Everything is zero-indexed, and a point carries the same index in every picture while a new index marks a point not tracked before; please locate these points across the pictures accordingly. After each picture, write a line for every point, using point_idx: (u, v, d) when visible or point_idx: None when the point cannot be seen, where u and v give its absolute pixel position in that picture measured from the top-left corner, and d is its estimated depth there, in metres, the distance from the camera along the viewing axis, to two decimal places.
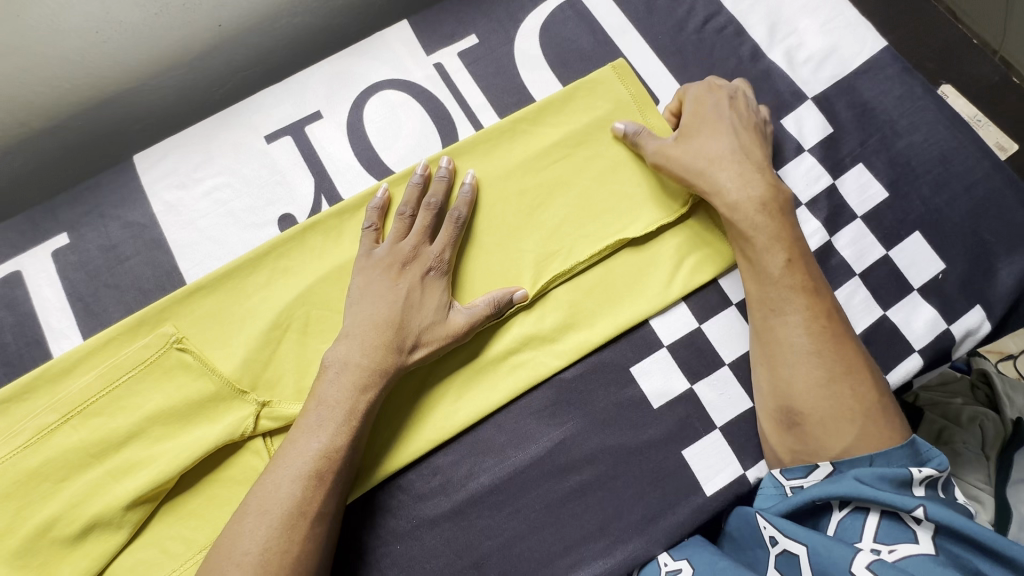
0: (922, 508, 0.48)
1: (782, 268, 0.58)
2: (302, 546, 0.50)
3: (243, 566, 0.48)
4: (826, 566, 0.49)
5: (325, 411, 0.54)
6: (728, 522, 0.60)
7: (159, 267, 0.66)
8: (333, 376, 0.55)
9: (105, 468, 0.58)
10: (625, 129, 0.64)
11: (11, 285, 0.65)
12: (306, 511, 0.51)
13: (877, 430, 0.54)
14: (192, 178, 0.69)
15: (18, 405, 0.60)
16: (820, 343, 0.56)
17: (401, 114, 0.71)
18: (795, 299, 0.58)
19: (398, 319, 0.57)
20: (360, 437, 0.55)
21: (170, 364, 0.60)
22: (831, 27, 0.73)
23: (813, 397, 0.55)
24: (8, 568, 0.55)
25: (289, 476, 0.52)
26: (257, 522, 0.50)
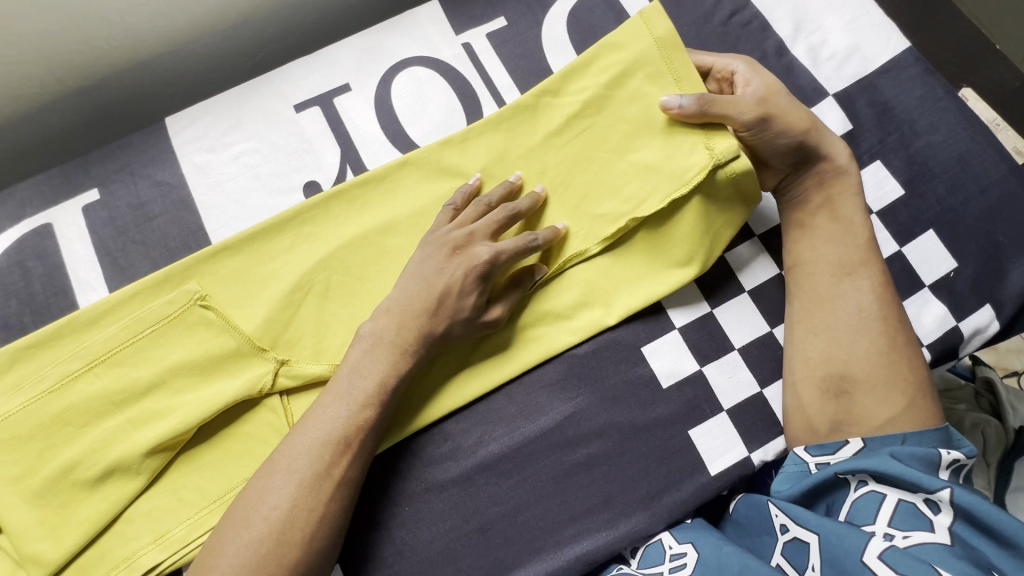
0: (948, 489, 0.49)
1: (865, 238, 0.62)
2: (321, 512, 0.51)
3: (270, 520, 0.50)
4: (835, 555, 0.50)
5: (356, 378, 0.55)
6: (735, 508, 0.62)
7: (186, 226, 0.68)
8: (367, 348, 0.56)
9: (126, 417, 0.59)
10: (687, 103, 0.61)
11: (42, 236, 0.67)
12: (334, 476, 0.52)
13: (925, 401, 0.57)
14: (222, 142, 0.70)
15: (44, 351, 0.62)
16: (889, 312, 0.59)
17: (428, 90, 0.73)
18: (867, 268, 0.61)
19: (438, 294, 0.57)
20: (384, 412, 0.55)
21: (192, 320, 0.62)
22: (855, 26, 0.74)
23: (871, 363, 0.58)
24: (30, 506, 0.57)
25: (317, 440, 0.53)
26: (285, 482, 0.51)
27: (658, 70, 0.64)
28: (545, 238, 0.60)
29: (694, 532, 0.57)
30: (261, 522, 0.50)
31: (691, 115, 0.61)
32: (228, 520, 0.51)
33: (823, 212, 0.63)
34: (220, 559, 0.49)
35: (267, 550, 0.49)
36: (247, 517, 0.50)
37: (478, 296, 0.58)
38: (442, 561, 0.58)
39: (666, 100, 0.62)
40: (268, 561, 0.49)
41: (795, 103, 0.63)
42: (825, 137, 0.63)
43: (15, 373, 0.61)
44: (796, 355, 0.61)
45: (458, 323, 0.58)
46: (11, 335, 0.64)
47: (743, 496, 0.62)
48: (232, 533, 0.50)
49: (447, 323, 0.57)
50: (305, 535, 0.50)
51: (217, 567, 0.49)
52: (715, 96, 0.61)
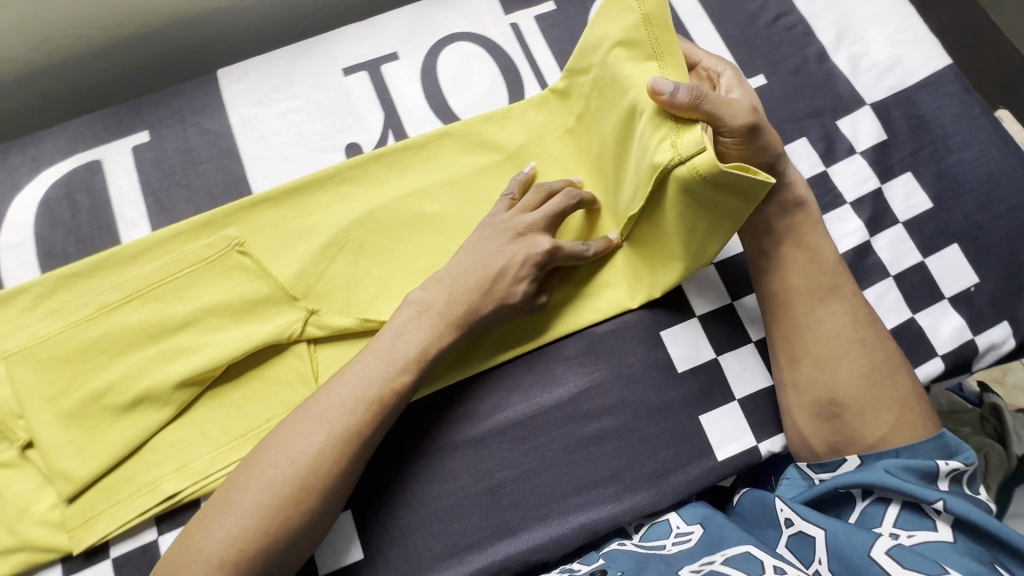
0: (942, 501, 0.50)
1: (834, 261, 0.62)
2: (342, 465, 0.53)
3: (298, 463, 0.52)
4: (843, 547, 0.51)
5: (399, 343, 0.57)
6: (740, 501, 0.63)
7: (229, 174, 0.70)
8: (411, 315, 0.58)
9: (158, 349, 0.61)
10: (678, 91, 0.53)
11: (92, 171, 0.69)
12: (358, 432, 0.54)
13: (913, 412, 0.58)
14: (270, 97, 0.73)
15: (85, 281, 0.64)
16: (871, 333, 0.60)
17: (473, 66, 0.75)
18: (843, 291, 0.61)
19: (482, 278, 0.58)
20: (418, 380, 0.57)
21: (228, 265, 0.64)
22: (898, 39, 0.75)
23: (856, 386, 0.58)
24: (63, 424, 0.59)
25: (352, 395, 0.54)
26: (314, 430, 0.53)
27: (643, 49, 0.58)
28: (596, 248, 0.61)
29: (702, 512, 0.59)
30: (283, 469, 0.51)
31: (677, 104, 0.53)
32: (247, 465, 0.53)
33: (792, 235, 0.62)
34: (241, 498, 0.51)
35: (291, 494, 0.51)
36: (269, 464, 0.52)
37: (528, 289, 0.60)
38: (448, 517, 0.60)
39: (659, 84, 0.53)
40: (286, 503, 0.51)
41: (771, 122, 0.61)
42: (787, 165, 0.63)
43: (58, 299, 0.64)
44: (788, 378, 0.62)
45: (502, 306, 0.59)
46: (54, 263, 0.67)
47: (748, 491, 0.63)
48: (250, 480, 0.51)
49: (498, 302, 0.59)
50: (326, 482, 0.52)
51: (235, 509, 0.50)
52: (712, 92, 0.53)
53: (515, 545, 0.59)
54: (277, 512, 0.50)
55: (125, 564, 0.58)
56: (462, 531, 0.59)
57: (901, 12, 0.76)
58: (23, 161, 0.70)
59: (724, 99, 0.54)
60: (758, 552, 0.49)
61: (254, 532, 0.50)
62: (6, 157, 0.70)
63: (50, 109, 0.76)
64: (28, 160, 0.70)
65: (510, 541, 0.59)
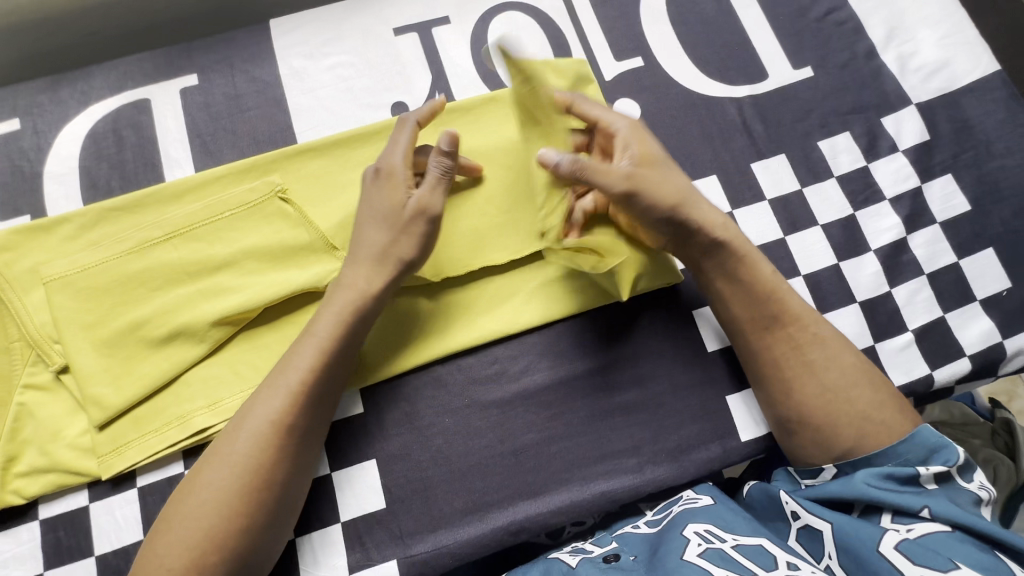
0: (927, 509, 0.50)
1: (772, 283, 0.60)
2: (268, 466, 0.51)
3: (232, 465, 0.50)
4: (853, 543, 0.50)
5: (314, 331, 0.55)
6: (748, 492, 0.62)
7: (276, 123, 0.70)
8: (327, 298, 0.56)
9: (196, 288, 0.61)
10: (558, 161, 0.53)
11: (139, 110, 0.70)
12: (276, 422, 0.52)
13: (875, 420, 0.56)
14: (320, 51, 0.73)
15: (127, 216, 0.64)
16: (826, 353, 0.58)
17: (523, 37, 0.75)
18: (792, 315, 0.59)
19: (376, 238, 0.57)
20: (339, 358, 0.55)
21: (270, 211, 0.64)
22: (948, 42, 0.75)
23: (809, 407, 0.57)
24: (99, 352, 0.60)
25: (271, 389, 0.53)
26: (236, 426, 0.52)
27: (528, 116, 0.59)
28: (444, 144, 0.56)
29: (712, 490, 0.60)
30: (207, 479, 0.50)
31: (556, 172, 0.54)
32: (180, 490, 0.51)
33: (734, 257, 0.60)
34: (182, 512, 0.49)
35: (219, 501, 0.49)
36: (199, 480, 0.51)
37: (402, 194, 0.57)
38: (470, 476, 0.60)
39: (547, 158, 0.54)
40: (224, 510, 0.49)
41: (672, 173, 0.60)
42: (694, 202, 0.59)
43: (98, 231, 0.64)
44: (759, 394, 0.61)
45: (390, 234, 0.57)
46: (98, 196, 0.67)
47: (753, 481, 0.62)
48: (183, 495, 0.50)
49: (390, 240, 0.57)
50: (256, 485, 0.50)
51: (172, 525, 0.49)
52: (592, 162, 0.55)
53: (537, 506, 0.59)
54: (205, 525, 0.48)
55: (151, 493, 0.59)
56: (483, 489, 0.60)
57: (954, 16, 0.76)
58: (72, 94, 0.70)
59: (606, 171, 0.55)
60: (771, 547, 0.50)
61: (191, 547, 0.48)
62: (56, 89, 0.70)
63: (101, 46, 0.76)
64: (78, 94, 0.70)
65: (531, 502, 0.60)
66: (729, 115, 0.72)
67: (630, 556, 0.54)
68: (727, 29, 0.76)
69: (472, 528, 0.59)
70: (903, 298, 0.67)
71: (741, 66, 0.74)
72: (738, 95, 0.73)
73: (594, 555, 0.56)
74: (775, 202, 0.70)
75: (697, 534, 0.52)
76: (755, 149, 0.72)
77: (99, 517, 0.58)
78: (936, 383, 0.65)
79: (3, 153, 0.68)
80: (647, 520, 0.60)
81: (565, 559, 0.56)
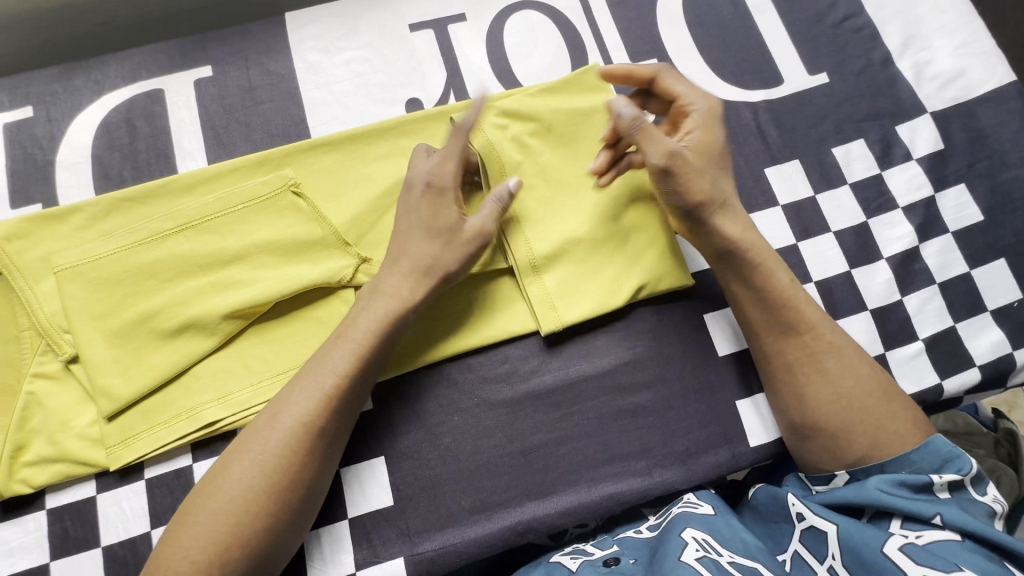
0: (939, 516, 0.50)
1: (788, 289, 0.59)
2: (296, 466, 0.51)
3: (263, 465, 0.50)
4: (859, 544, 0.50)
5: (348, 334, 0.54)
6: (754, 495, 0.62)
7: (289, 117, 0.70)
8: (364, 302, 0.56)
9: (208, 280, 0.61)
10: (624, 113, 0.55)
11: (152, 100, 0.69)
12: (308, 423, 0.51)
13: (889, 430, 0.56)
14: (335, 46, 0.73)
15: (139, 207, 0.64)
16: (842, 360, 0.58)
17: (539, 36, 0.75)
18: (809, 322, 0.59)
19: (416, 249, 0.57)
20: (373, 363, 0.55)
21: (283, 205, 0.63)
22: (964, 51, 0.75)
23: (822, 413, 0.57)
24: (108, 342, 0.59)
25: (304, 390, 0.52)
26: (266, 424, 0.52)
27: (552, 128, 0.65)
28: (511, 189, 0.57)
29: (713, 497, 0.59)
30: (234, 475, 0.50)
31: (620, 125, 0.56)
32: (203, 483, 0.51)
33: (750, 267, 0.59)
34: (205, 504, 0.49)
35: (247, 497, 0.49)
36: (226, 475, 0.50)
37: (452, 214, 0.57)
38: (478, 475, 0.60)
39: (613, 101, 0.56)
40: (249, 507, 0.49)
41: (722, 172, 0.61)
42: (732, 207, 0.61)
43: (110, 221, 0.63)
44: (773, 400, 0.61)
45: (435, 248, 0.56)
46: (110, 186, 0.67)
47: (759, 485, 0.62)
48: (208, 489, 0.50)
49: (435, 255, 0.56)
50: (282, 485, 0.50)
51: (196, 518, 0.49)
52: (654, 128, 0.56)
53: (546, 507, 0.59)
54: (230, 521, 0.48)
55: (159, 486, 0.59)
56: (492, 489, 0.60)
57: (971, 25, 0.75)
58: (86, 83, 0.70)
59: (657, 136, 0.56)
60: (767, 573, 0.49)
61: (215, 541, 0.47)
62: (69, 77, 0.70)
63: (114, 35, 0.76)
64: (91, 83, 0.70)
65: (539, 503, 0.60)
66: (744, 119, 0.72)
67: (630, 560, 0.54)
68: (743, 33, 0.76)
69: (480, 528, 0.59)
70: (915, 306, 0.67)
71: (756, 70, 0.74)
72: (753, 100, 0.73)
73: (593, 558, 0.56)
74: (788, 208, 0.70)
75: (695, 538, 0.52)
76: (769, 154, 0.71)
77: (106, 508, 0.58)
78: (946, 393, 0.65)
79: (15, 141, 0.68)
80: (649, 525, 0.60)
81: (567, 563, 0.56)
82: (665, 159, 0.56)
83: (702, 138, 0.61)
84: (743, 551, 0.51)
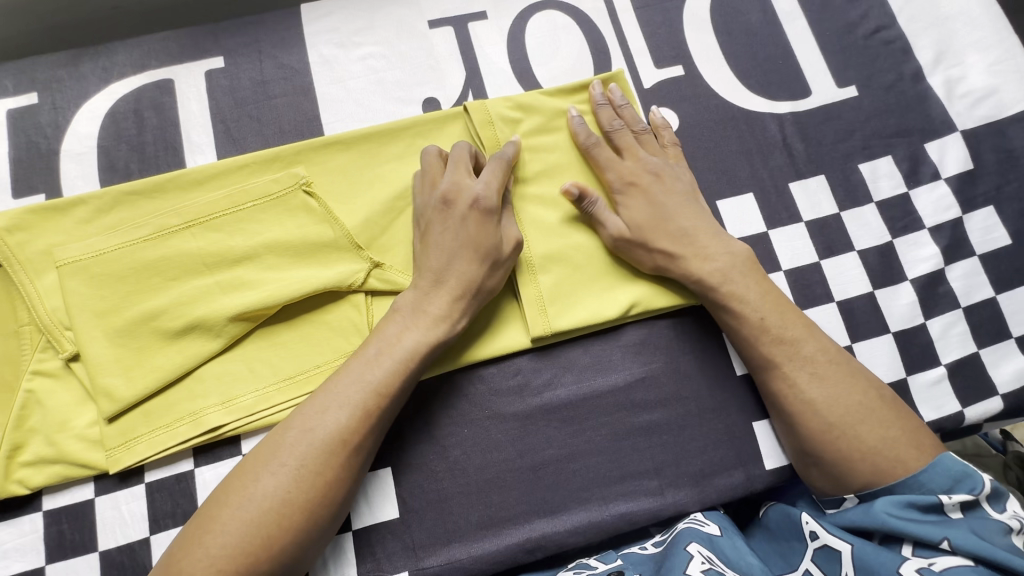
0: (948, 540, 0.47)
1: (770, 310, 0.58)
2: (327, 480, 0.49)
3: (295, 479, 0.48)
4: (873, 563, 0.48)
5: (383, 346, 0.53)
6: (766, 514, 0.60)
7: (302, 113, 0.68)
8: (400, 316, 0.55)
9: (215, 280, 0.59)
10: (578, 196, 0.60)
11: (162, 90, 0.67)
12: (344, 439, 0.50)
13: (887, 456, 0.53)
14: (351, 41, 0.70)
15: (145, 201, 0.62)
16: (827, 390, 0.55)
17: (562, 37, 0.73)
18: (788, 350, 0.57)
19: (456, 265, 0.56)
20: (412, 380, 0.54)
21: (294, 204, 0.61)
22: (998, 68, 0.73)
23: (818, 443, 0.55)
24: (110, 341, 0.57)
25: (339, 404, 0.51)
26: (299, 437, 0.50)
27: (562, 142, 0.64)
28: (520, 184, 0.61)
29: (721, 518, 0.58)
30: (265, 488, 0.48)
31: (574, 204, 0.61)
32: (226, 490, 0.49)
33: (715, 296, 0.59)
34: (228, 515, 0.47)
35: (277, 510, 0.47)
36: (251, 486, 0.48)
37: (496, 230, 0.57)
38: (487, 489, 0.59)
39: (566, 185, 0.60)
40: (274, 520, 0.47)
41: (675, 242, 0.60)
42: (686, 255, 0.59)
43: (114, 215, 0.61)
44: (777, 424, 0.59)
45: (479, 267, 0.56)
46: (116, 178, 0.65)
47: (771, 504, 0.60)
48: (232, 498, 0.48)
49: (480, 274, 0.56)
50: (313, 498, 0.48)
51: (220, 530, 0.46)
52: (603, 211, 0.61)
53: (554, 525, 0.58)
54: (259, 535, 0.46)
55: (159, 490, 0.58)
56: (500, 504, 0.58)
57: (1006, 41, 0.73)
58: (93, 71, 0.68)
59: (600, 211, 0.61)
60: None
61: (239, 555, 0.45)
62: (77, 64, 0.68)
63: (123, 21, 0.74)
64: (99, 70, 0.68)
65: (549, 520, 0.58)
66: (769, 131, 0.70)
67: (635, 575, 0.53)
68: (772, 41, 0.74)
69: (487, 544, 0.57)
70: (938, 331, 0.65)
71: (783, 81, 0.72)
72: (779, 111, 0.71)
73: (597, 571, 0.55)
74: (812, 224, 0.68)
75: (700, 551, 0.51)
76: (794, 168, 0.69)
77: (104, 512, 0.57)
78: (966, 421, 0.63)
79: (19, 128, 0.65)
80: (656, 543, 0.58)
81: None
82: (610, 239, 0.61)
83: (638, 209, 0.61)
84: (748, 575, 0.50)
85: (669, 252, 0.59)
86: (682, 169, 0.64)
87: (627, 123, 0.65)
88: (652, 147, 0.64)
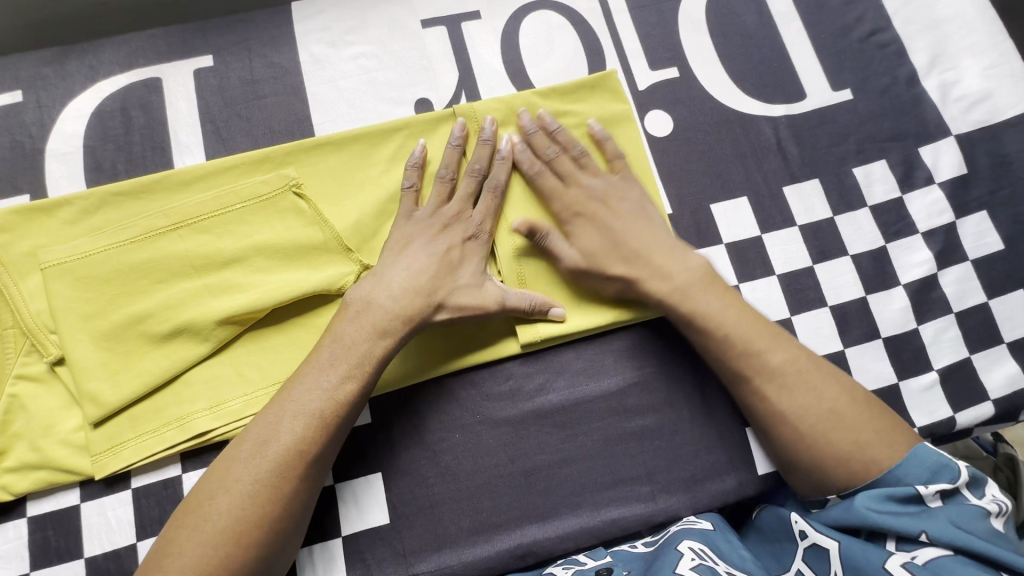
0: (925, 533, 0.47)
1: (729, 327, 0.56)
2: (285, 494, 0.48)
3: (252, 497, 0.47)
4: (859, 561, 0.48)
5: (338, 350, 0.52)
6: (757, 516, 0.60)
7: (293, 113, 0.67)
8: (353, 316, 0.54)
9: (203, 282, 0.58)
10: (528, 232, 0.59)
11: (149, 89, 0.66)
12: (300, 450, 0.49)
13: (862, 460, 0.52)
14: (343, 40, 0.69)
15: (131, 202, 0.61)
16: (795, 400, 0.54)
17: (556, 38, 0.72)
18: (754, 361, 0.55)
19: (432, 274, 0.56)
20: (370, 385, 0.53)
21: (284, 206, 0.61)
22: (992, 72, 0.73)
23: (791, 452, 0.54)
24: (96, 345, 0.57)
25: (293, 415, 0.50)
26: (254, 452, 0.49)
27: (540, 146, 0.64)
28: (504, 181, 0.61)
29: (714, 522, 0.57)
30: (221, 506, 0.47)
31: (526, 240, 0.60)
32: (185, 512, 0.48)
33: (680, 314, 0.57)
34: (187, 536, 0.46)
35: (236, 527, 0.46)
36: (209, 505, 0.47)
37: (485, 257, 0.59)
38: (478, 494, 0.58)
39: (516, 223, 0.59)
40: (234, 537, 0.46)
41: (632, 263, 0.59)
42: (644, 278, 0.58)
43: (100, 216, 0.60)
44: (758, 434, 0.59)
45: (451, 279, 0.56)
46: (102, 179, 0.64)
47: (762, 507, 0.60)
48: (191, 518, 0.47)
49: (450, 288, 0.56)
50: (272, 512, 0.48)
51: (181, 551, 0.46)
52: (557, 240, 0.60)
53: (546, 530, 0.58)
54: (217, 556, 0.45)
55: (145, 496, 0.57)
56: (491, 510, 0.58)
57: (1001, 45, 0.73)
58: (79, 68, 0.66)
59: (552, 244, 0.60)
60: None
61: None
62: (62, 61, 0.66)
63: (109, 18, 0.73)
64: (85, 68, 0.66)
65: (540, 525, 0.58)
66: (764, 134, 0.70)
67: (623, 572, 0.52)
68: (767, 44, 0.73)
69: (478, 550, 0.57)
70: (930, 336, 0.65)
71: (779, 83, 0.72)
72: (774, 114, 0.71)
73: (586, 567, 0.54)
74: (806, 228, 0.68)
75: (690, 549, 0.51)
76: (788, 172, 0.69)
77: (90, 518, 0.56)
78: (959, 427, 0.63)
79: (3, 126, 0.64)
80: (646, 541, 0.58)
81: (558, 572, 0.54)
82: (569, 267, 0.60)
83: (589, 237, 0.60)
84: (738, 565, 0.50)
85: (623, 276, 0.58)
86: (628, 186, 0.62)
87: (563, 148, 0.62)
88: (593, 170, 0.62)
